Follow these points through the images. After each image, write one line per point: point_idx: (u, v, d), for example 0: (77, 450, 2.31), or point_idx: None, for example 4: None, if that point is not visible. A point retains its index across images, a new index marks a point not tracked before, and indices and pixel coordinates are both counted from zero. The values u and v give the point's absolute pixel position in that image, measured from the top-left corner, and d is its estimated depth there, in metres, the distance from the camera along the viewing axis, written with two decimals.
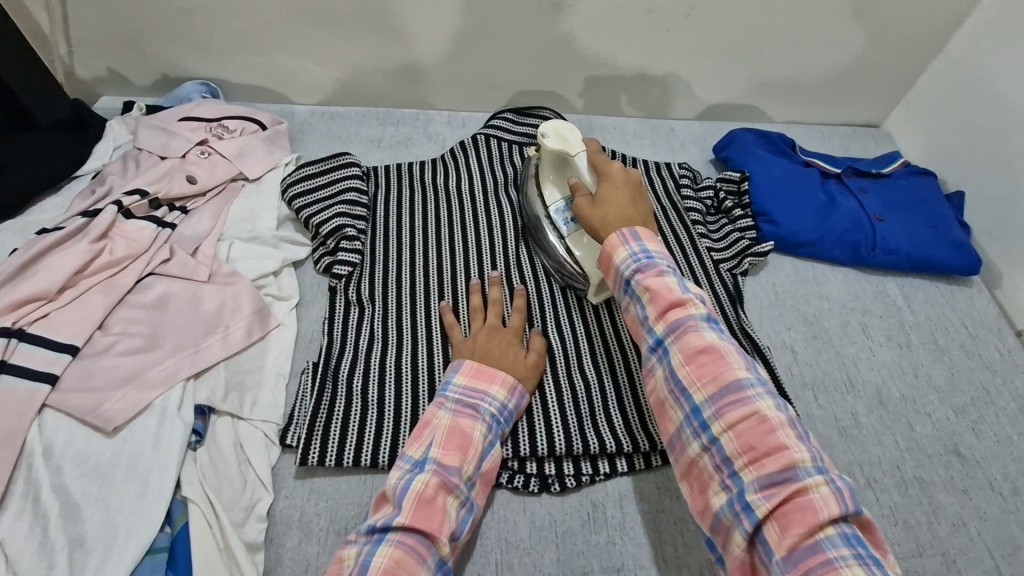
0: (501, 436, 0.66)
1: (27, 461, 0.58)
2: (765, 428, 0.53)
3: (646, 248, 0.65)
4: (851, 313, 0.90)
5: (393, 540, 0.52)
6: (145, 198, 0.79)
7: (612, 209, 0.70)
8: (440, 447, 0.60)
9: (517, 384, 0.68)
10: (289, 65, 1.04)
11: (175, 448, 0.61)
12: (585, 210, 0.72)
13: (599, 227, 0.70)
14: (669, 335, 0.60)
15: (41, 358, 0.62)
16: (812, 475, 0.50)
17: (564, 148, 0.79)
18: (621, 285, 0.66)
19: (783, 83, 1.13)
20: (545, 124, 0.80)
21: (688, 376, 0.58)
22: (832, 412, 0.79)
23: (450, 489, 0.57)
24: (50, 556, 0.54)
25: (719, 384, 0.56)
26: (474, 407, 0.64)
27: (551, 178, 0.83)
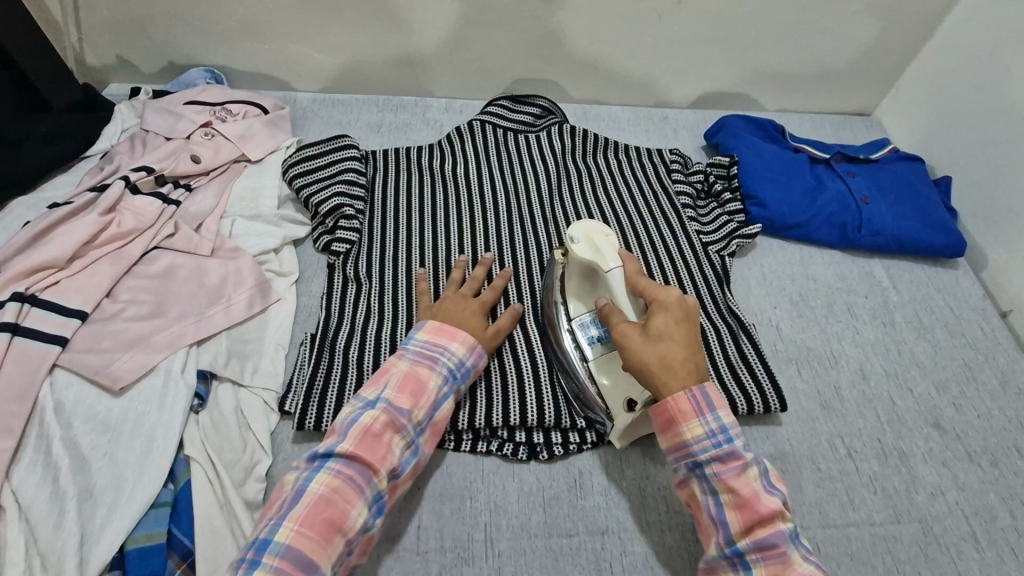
0: (457, 390, 0.68)
1: (38, 416, 0.60)
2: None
3: (720, 420, 0.60)
4: (837, 293, 0.92)
5: (332, 469, 0.56)
6: (151, 174, 0.82)
7: (666, 348, 0.63)
8: (394, 390, 0.62)
9: (476, 344, 0.70)
10: (292, 53, 1.07)
11: (178, 408, 0.64)
12: (632, 347, 0.63)
13: (654, 367, 0.62)
14: (721, 480, 0.58)
15: (52, 321, 0.65)
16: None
17: (595, 261, 0.71)
18: (686, 451, 0.60)
19: (775, 71, 1.15)
20: (575, 229, 0.73)
21: (735, 523, 0.57)
22: (815, 387, 0.81)
23: (398, 429, 0.60)
24: (60, 504, 0.57)
25: (770, 536, 0.56)
26: (432, 359, 0.66)
27: (576, 290, 0.77)
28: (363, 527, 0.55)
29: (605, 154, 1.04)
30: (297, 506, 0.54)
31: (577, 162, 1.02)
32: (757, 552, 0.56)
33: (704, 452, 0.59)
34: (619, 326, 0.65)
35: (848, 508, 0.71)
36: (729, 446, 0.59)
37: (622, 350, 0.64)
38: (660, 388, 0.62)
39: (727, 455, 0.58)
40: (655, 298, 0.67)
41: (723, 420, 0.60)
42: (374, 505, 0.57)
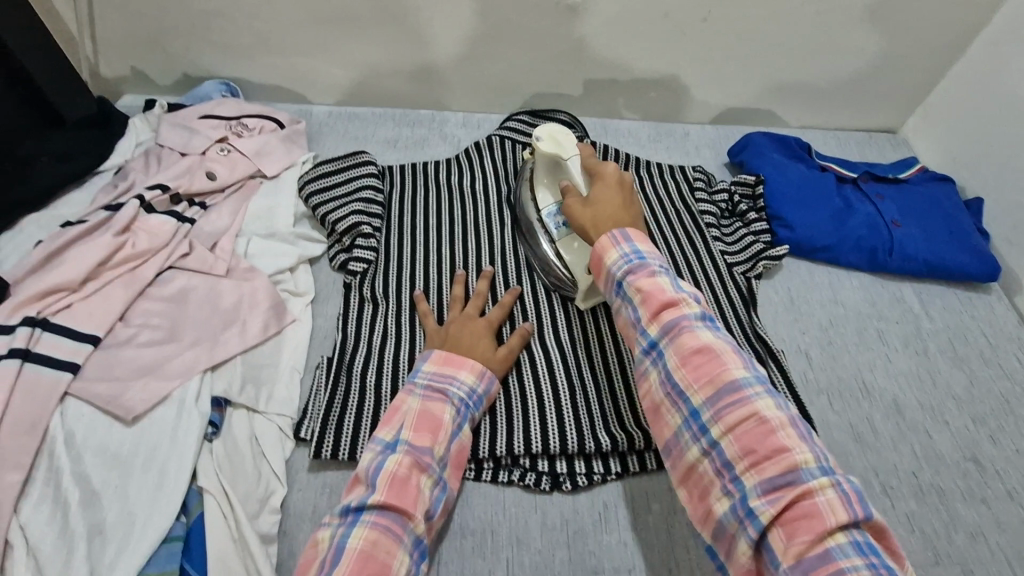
0: (471, 421, 0.65)
1: (49, 448, 0.58)
2: (768, 431, 0.49)
3: (637, 249, 0.62)
4: (866, 319, 0.89)
5: (369, 521, 0.52)
6: (166, 194, 0.80)
7: (603, 207, 0.67)
8: (412, 430, 0.60)
9: (486, 369, 0.68)
10: (308, 66, 1.05)
11: (191, 438, 0.62)
12: (575, 207, 0.70)
13: (588, 225, 0.68)
14: (664, 336, 0.57)
15: (64, 348, 0.63)
16: (817, 477, 0.47)
17: (558, 153, 0.78)
18: (611, 287, 0.62)
19: (799, 88, 1.13)
20: (539, 128, 0.78)
21: (682, 376, 0.54)
22: (847, 419, 0.78)
23: (423, 468, 0.57)
24: (70, 541, 0.54)
25: (716, 379, 0.53)
26: (443, 391, 0.64)
27: (544, 181, 0.84)
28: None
29: (625, 171, 1.02)
30: (338, 567, 0.49)
31: None
32: (707, 398, 0.53)
33: (621, 271, 0.61)
34: (568, 198, 0.71)
35: None
36: (641, 263, 0.61)
37: (567, 208, 0.71)
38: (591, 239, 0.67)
39: (638, 268, 0.60)
40: (601, 169, 0.72)
41: (638, 247, 0.62)
42: (415, 551, 0.54)
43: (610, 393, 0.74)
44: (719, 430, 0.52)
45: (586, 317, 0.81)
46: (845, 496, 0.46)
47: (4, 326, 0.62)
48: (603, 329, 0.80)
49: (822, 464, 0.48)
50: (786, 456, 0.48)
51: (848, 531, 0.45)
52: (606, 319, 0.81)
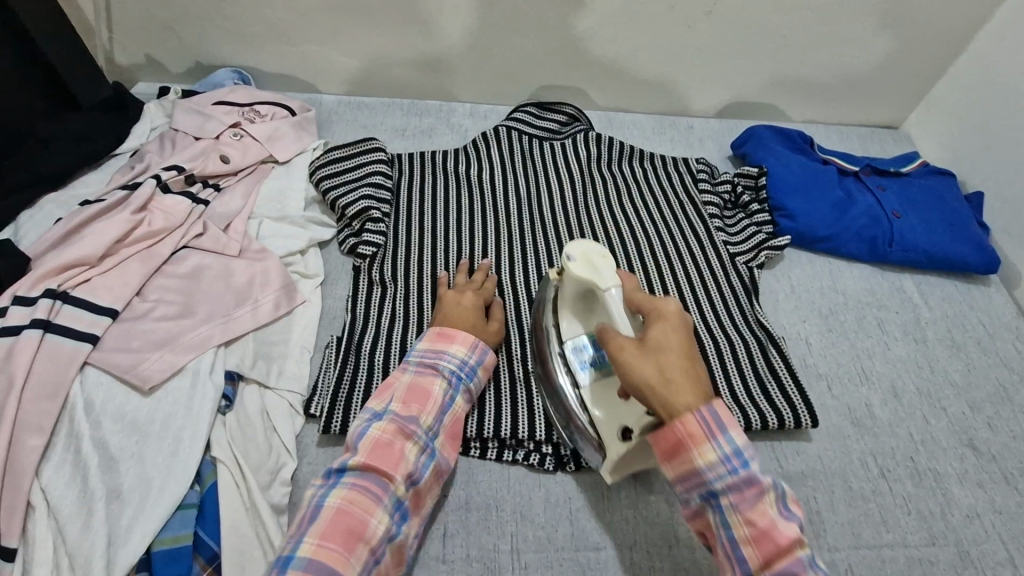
0: (464, 392, 0.67)
1: (69, 414, 0.60)
2: (790, 548, 0.50)
3: (710, 408, 0.53)
4: (866, 308, 0.90)
5: (348, 483, 0.56)
6: (182, 174, 0.82)
7: (668, 366, 0.55)
8: (400, 401, 0.63)
9: (479, 341, 0.70)
10: (320, 55, 1.07)
11: (206, 409, 0.63)
12: (633, 366, 0.55)
13: (657, 385, 0.54)
14: (695, 434, 0.53)
15: (83, 319, 0.64)
16: (823, 573, 0.50)
17: (592, 279, 0.65)
18: (639, 388, 0.56)
19: (803, 82, 1.14)
20: (573, 246, 0.66)
21: (711, 477, 0.52)
22: (846, 403, 0.80)
23: (408, 435, 0.60)
24: (89, 504, 0.56)
25: (744, 486, 0.51)
26: (434, 365, 0.66)
27: (569, 309, 0.72)
28: (385, 534, 0.56)
29: (630, 162, 1.04)
30: (315, 521, 0.54)
31: (602, 170, 1.02)
32: (733, 505, 0.52)
33: (685, 417, 0.54)
34: (614, 342, 0.58)
35: (881, 529, 0.69)
36: (711, 413, 0.53)
37: (623, 367, 0.56)
38: (662, 407, 0.54)
39: (704, 413, 0.53)
40: (651, 312, 0.60)
41: (704, 393, 0.54)
42: (396, 512, 0.57)
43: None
44: (740, 537, 0.51)
45: None
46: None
47: (26, 297, 0.64)
48: None
49: (820, 556, 0.52)
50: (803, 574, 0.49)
51: None
52: None
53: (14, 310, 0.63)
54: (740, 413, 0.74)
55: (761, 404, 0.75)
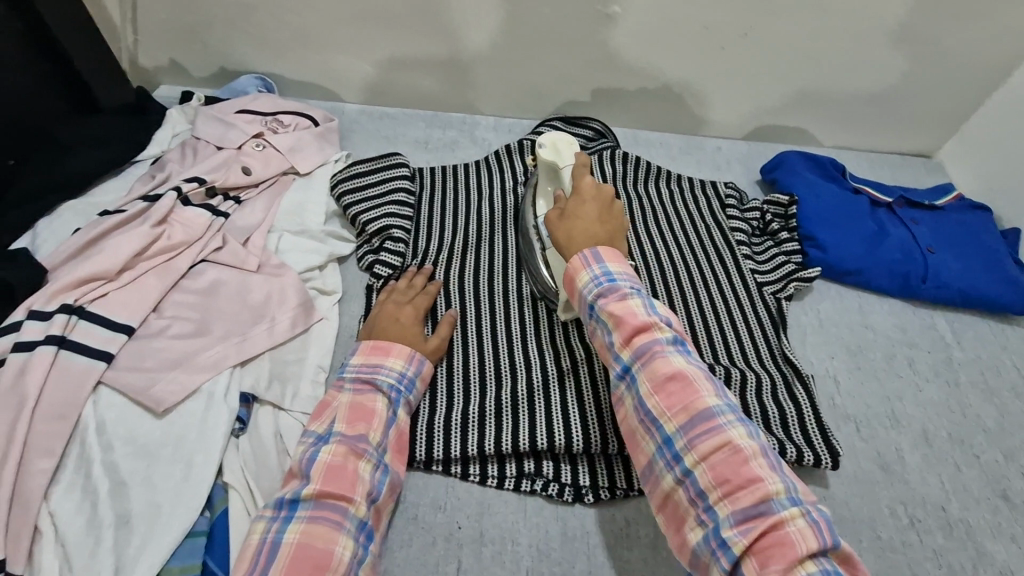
0: (407, 404, 0.65)
1: (81, 436, 0.59)
2: (741, 461, 0.50)
3: (608, 270, 0.62)
4: (897, 346, 0.88)
5: (304, 517, 0.54)
6: (203, 186, 0.81)
7: (575, 220, 0.67)
8: (343, 421, 0.61)
9: (416, 353, 0.68)
10: (344, 65, 1.06)
11: (219, 432, 0.62)
12: (554, 221, 0.69)
13: (562, 240, 0.66)
14: (632, 356, 0.57)
15: (99, 336, 0.63)
16: (787, 507, 0.47)
17: (553, 160, 0.78)
18: (586, 308, 0.62)
19: (834, 107, 1.11)
20: (543, 134, 0.79)
21: (659, 407, 0.54)
22: (875, 447, 0.77)
23: (359, 454, 0.58)
24: (97, 530, 0.55)
25: (686, 400, 0.53)
26: (371, 381, 0.64)
27: (544, 190, 0.83)
28: (353, 560, 0.53)
29: (655, 183, 1.02)
30: (274, 562, 0.51)
31: (627, 190, 0.99)
32: (682, 430, 0.53)
33: (592, 295, 0.61)
34: (550, 210, 0.71)
35: None
36: (614, 285, 0.60)
37: (551, 222, 0.69)
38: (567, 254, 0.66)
39: (610, 291, 0.60)
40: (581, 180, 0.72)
41: (609, 268, 0.62)
42: (361, 534, 0.55)
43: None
44: (692, 460, 0.52)
45: None
46: (815, 525, 0.46)
47: (41, 311, 0.62)
48: None
49: (792, 493, 0.48)
50: (761, 488, 0.48)
51: (817, 560, 0.46)
52: None
53: (28, 325, 0.61)
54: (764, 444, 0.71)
55: (790, 445, 0.72)
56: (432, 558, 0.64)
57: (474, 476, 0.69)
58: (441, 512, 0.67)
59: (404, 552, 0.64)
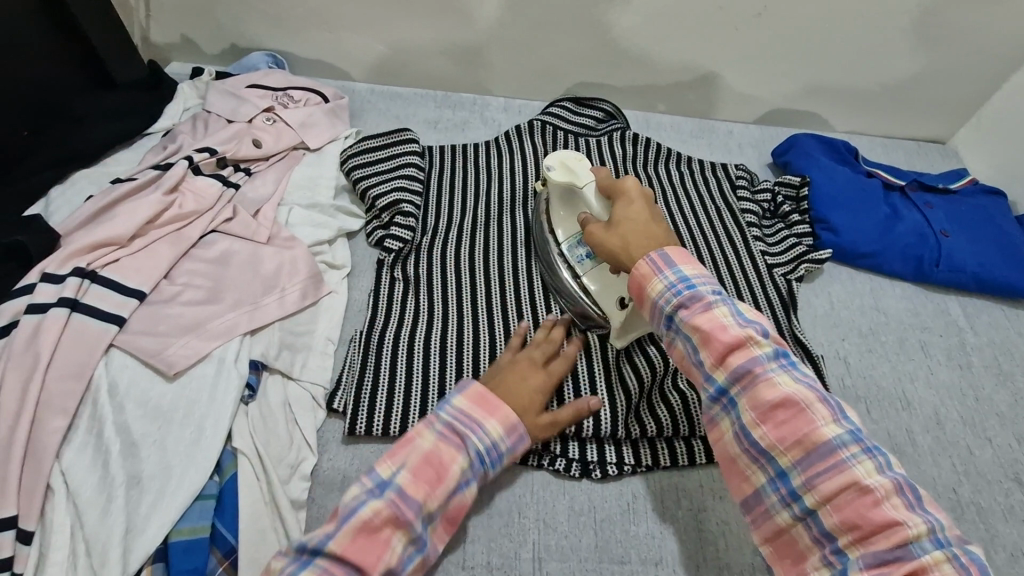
0: (481, 477, 0.58)
1: (93, 397, 0.59)
2: (871, 502, 0.47)
3: (683, 275, 0.58)
4: (909, 330, 0.87)
5: (319, 569, 0.47)
6: (214, 156, 0.81)
7: (622, 232, 0.63)
8: (410, 474, 0.53)
9: (518, 425, 0.59)
10: (355, 42, 1.05)
11: (229, 398, 0.62)
12: (600, 239, 0.65)
13: (620, 251, 0.63)
14: (729, 380, 0.54)
15: (111, 300, 0.63)
16: (929, 552, 0.44)
17: (571, 181, 0.72)
18: (660, 320, 0.59)
19: (849, 91, 1.10)
20: (549, 156, 0.73)
21: (770, 440, 0.51)
22: (885, 428, 0.76)
23: (401, 525, 0.51)
24: (109, 490, 0.55)
25: (798, 431, 0.50)
26: (462, 437, 0.56)
27: (561, 215, 0.77)
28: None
29: (666, 165, 1.01)
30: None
31: (638, 171, 0.99)
32: (799, 466, 0.50)
33: (671, 305, 0.57)
34: (588, 229, 0.67)
35: None
36: (690, 293, 0.57)
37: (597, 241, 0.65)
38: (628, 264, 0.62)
39: (692, 301, 0.56)
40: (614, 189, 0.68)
41: (682, 272, 0.58)
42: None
43: (651, 383, 0.72)
44: (814, 499, 0.49)
45: None
46: (964, 570, 0.43)
47: (54, 274, 0.63)
48: None
49: (935, 534, 0.46)
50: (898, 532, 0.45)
51: None
52: None
53: (41, 287, 0.61)
54: None
55: None
56: None
57: None
58: None
59: None
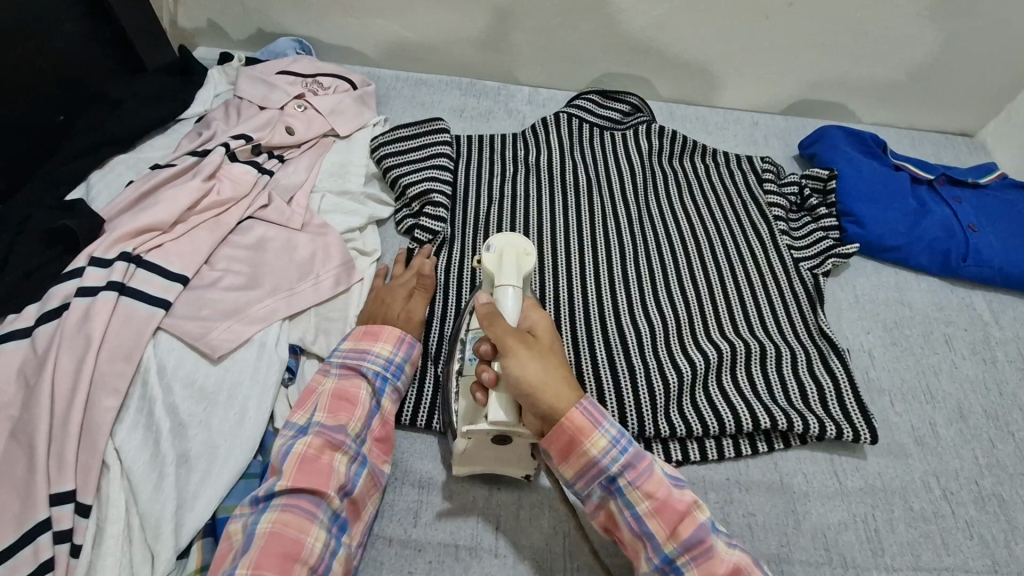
0: (393, 390, 0.65)
1: (143, 377, 0.61)
2: (680, 499, 0.55)
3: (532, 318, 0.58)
4: (934, 324, 0.87)
5: (278, 506, 0.55)
6: (250, 144, 0.82)
7: (536, 368, 0.56)
8: (325, 411, 0.61)
9: (405, 335, 0.68)
10: (383, 29, 1.05)
11: (271, 381, 0.64)
12: (512, 357, 0.56)
13: (538, 386, 0.55)
14: (636, 488, 0.55)
15: (156, 284, 0.65)
16: (715, 531, 0.55)
17: (497, 272, 0.65)
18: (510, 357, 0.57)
19: (879, 82, 1.09)
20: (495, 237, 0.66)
21: (660, 531, 0.54)
22: (909, 421, 0.78)
23: (336, 447, 0.59)
24: (160, 466, 0.57)
25: (693, 534, 0.54)
26: (356, 367, 0.64)
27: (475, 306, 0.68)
28: (325, 551, 0.54)
29: (691, 157, 1.01)
30: (248, 551, 0.52)
31: (663, 164, 0.99)
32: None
33: (614, 466, 0.55)
34: (505, 339, 0.57)
35: (942, 552, 0.68)
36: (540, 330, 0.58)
37: (505, 359, 0.56)
38: (546, 405, 0.55)
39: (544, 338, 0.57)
40: (533, 319, 0.62)
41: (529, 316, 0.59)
42: (333, 525, 0.57)
43: (678, 389, 0.74)
44: (603, 460, 0.55)
45: (651, 308, 0.81)
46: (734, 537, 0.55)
47: (102, 258, 0.64)
48: (673, 317, 0.81)
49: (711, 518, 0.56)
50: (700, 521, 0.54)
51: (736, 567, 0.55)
52: (671, 310, 0.82)
53: (90, 271, 0.63)
54: (798, 417, 0.73)
55: (829, 422, 0.73)
56: (471, 513, 0.66)
57: None
58: (481, 470, 0.69)
59: (444, 506, 0.66)
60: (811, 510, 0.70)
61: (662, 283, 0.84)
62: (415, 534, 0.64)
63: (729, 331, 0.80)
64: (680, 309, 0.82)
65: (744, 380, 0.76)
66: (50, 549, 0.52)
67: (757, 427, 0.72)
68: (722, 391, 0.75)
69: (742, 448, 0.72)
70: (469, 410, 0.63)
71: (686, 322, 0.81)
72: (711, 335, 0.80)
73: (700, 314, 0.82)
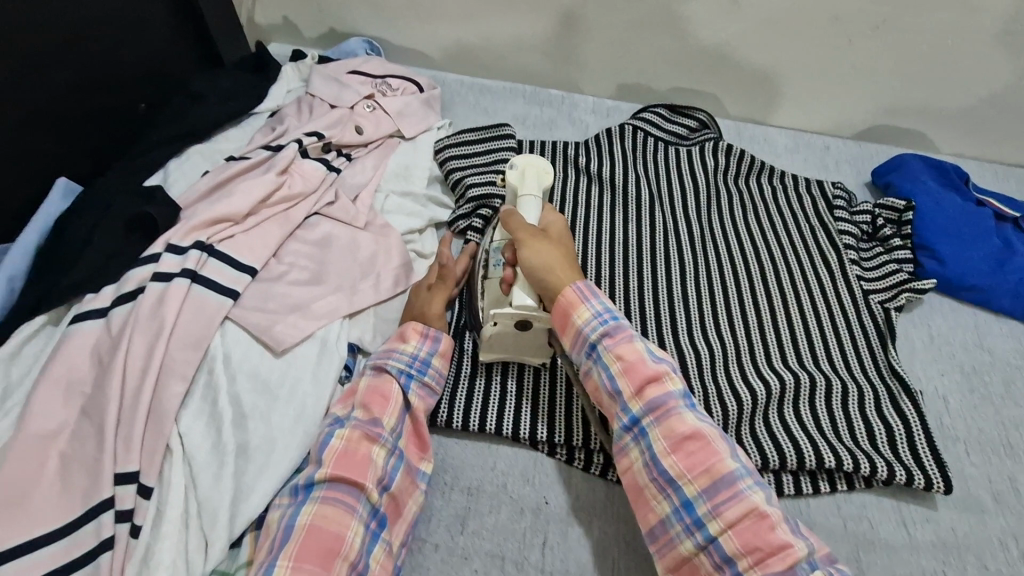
0: (424, 385, 0.64)
1: (208, 365, 0.62)
2: (768, 527, 0.51)
3: (607, 305, 0.62)
4: (1015, 371, 0.82)
5: (318, 498, 0.54)
6: (320, 141, 0.84)
7: (548, 253, 0.65)
8: (361, 405, 0.61)
9: (430, 329, 0.67)
10: (453, 33, 1.06)
11: (330, 378, 0.64)
12: (526, 245, 0.65)
13: (555, 269, 0.64)
14: (612, 354, 0.60)
15: (226, 275, 0.66)
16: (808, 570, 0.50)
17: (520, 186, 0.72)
18: (582, 348, 0.62)
19: (963, 112, 1.03)
20: (518, 155, 0.73)
21: (739, 554, 0.52)
22: (986, 473, 0.73)
23: (374, 439, 0.58)
24: (220, 456, 0.58)
25: (659, 397, 0.57)
26: (383, 364, 0.64)
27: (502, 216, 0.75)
28: (363, 546, 0.54)
29: (758, 178, 0.97)
30: (287, 544, 0.52)
31: (729, 184, 0.96)
32: (670, 446, 0.56)
33: (596, 333, 0.61)
34: (523, 233, 0.66)
35: None
36: (615, 322, 0.61)
37: (526, 251, 0.64)
38: (559, 287, 0.63)
39: (615, 330, 0.61)
40: (549, 220, 0.70)
41: (605, 304, 0.63)
42: (372, 520, 0.56)
43: (737, 417, 0.71)
44: (677, 472, 0.55)
45: (710, 330, 0.79)
46: None
47: (178, 246, 0.66)
48: (734, 342, 0.78)
49: (808, 556, 0.51)
50: (789, 556, 0.50)
51: None
52: (730, 335, 0.79)
53: (166, 258, 0.65)
54: (865, 458, 0.69)
55: (899, 467, 0.69)
56: (519, 528, 0.63)
57: (560, 456, 0.68)
58: (529, 485, 0.66)
59: (492, 518, 0.64)
60: (876, 560, 0.66)
61: (723, 306, 0.81)
62: (462, 542, 0.62)
63: (792, 362, 0.77)
64: (741, 335, 0.79)
65: (808, 414, 0.73)
66: (112, 528, 0.53)
67: (821, 466, 0.68)
68: (784, 423, 0.71)
69: (802, 485, 0.69)
70: (494, 294, 0.69)
71: (747, 347, 0.78)
72: (773, 364, 0.77)
73: (761, 341, 0.79)
